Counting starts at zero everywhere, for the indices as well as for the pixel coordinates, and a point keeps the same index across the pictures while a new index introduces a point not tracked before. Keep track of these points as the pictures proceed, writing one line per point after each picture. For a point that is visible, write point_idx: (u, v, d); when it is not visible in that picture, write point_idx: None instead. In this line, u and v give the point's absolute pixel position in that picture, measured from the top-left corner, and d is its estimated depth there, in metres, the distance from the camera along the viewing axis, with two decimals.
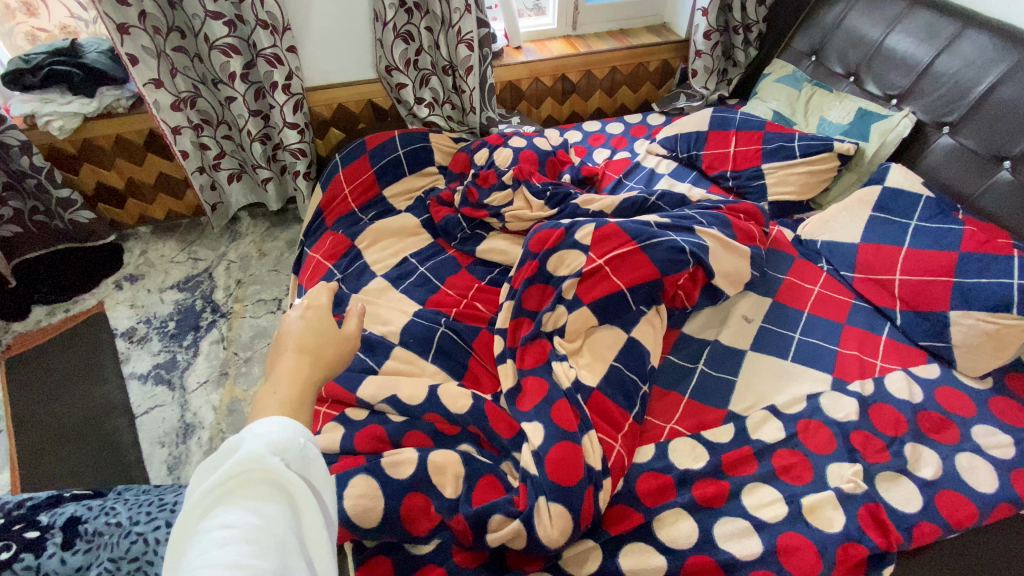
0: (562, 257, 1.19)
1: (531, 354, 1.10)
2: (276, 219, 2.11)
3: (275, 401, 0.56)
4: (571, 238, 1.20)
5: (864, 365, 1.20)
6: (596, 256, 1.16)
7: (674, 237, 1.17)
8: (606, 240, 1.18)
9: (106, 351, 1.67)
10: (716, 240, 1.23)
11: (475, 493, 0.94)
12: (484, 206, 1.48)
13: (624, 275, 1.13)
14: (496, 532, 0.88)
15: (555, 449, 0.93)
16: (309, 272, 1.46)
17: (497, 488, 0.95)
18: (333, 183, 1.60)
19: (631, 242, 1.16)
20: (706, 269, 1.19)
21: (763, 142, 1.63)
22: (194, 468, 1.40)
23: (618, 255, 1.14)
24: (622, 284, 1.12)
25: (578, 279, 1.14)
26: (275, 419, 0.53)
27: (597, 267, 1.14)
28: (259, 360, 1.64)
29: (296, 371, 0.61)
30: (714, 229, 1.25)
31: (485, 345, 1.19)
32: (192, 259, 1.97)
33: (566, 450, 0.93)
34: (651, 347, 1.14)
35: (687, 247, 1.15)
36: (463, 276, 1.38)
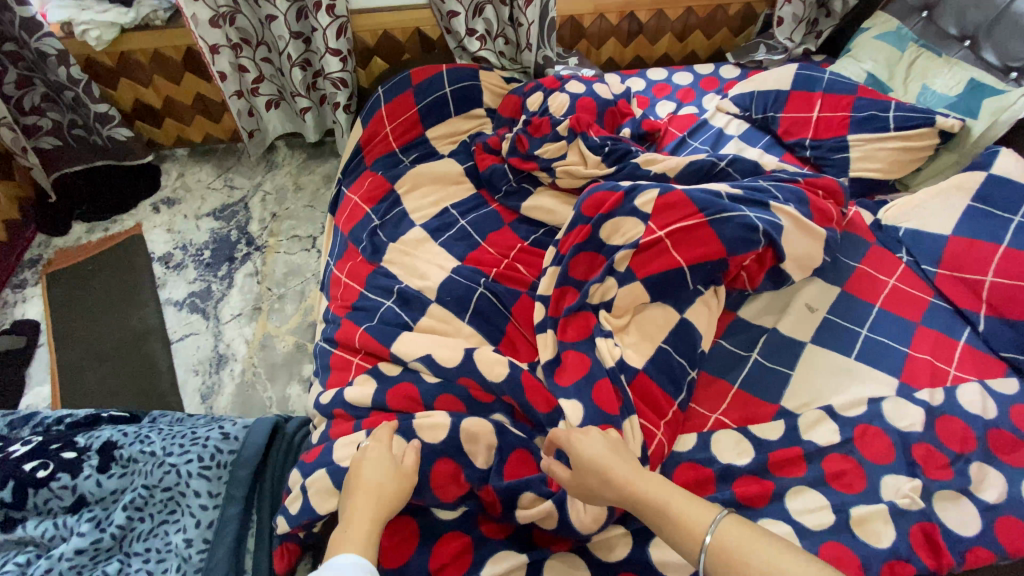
0: (617, 225, 1.09)
1: (574, 326, 1.03)
2: (312, 151, 2.03)
3: (348, 543, 0.70)
4: (630, 204, 1.08)
5: (935, 373, 1.10)
6: (656, 227, 1.05)
7: (747, 212, 1.05)
8: (669, 209, 1.07)
9: (144, 275, 1.69)
10: (791, 219, 1.12)
11: (508, 466, 0.90)
12: (534, 157, 1.36)
13: (686, 250, 1.03)
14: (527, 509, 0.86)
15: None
16: (346, 214, 1.40)
17: (530, 464, 0.91)
18: (375, 119, 1.50)
19: (698, 215, 1.04)
20: (776, 251, 1.08)
21: (853, 109, 1.46)
22: (225, 401, 1.42)
23: (682, 227, 1.03)
24: (682, 260, 1.03)
25: (633, 251, 1.04)
26: (350, 558, 0.67)
27: (656, 240, 1.04)
28: (292, 298, 1.61)
29: (364, 515, 0.74)
30: (789, 207, 1.13)
31: (526, 311, 1.12)
32: (228, 187, 1.93)
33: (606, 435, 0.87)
34: (704, 331, 1.06)
35: (760, 226, 1.04)
36: (505, 234, 1.29)
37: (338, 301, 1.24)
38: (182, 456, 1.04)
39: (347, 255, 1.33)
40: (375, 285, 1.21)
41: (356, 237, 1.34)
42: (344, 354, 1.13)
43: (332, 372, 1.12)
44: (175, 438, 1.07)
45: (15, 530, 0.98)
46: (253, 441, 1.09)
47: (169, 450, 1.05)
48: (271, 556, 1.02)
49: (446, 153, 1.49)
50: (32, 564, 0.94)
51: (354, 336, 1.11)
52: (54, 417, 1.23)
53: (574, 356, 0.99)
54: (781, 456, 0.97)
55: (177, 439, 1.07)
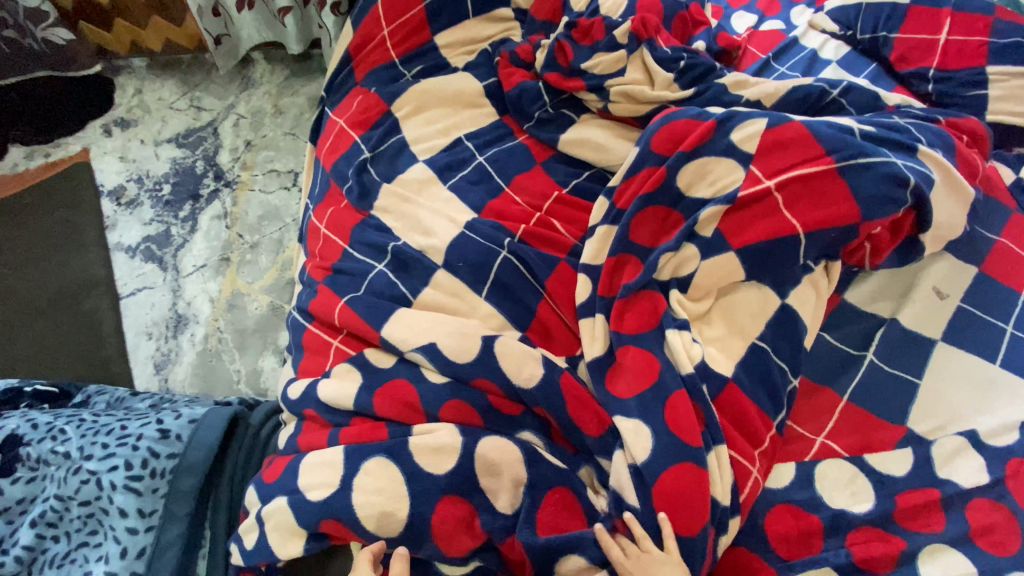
0: (704, 172, 0.78)
1: (636, 311, 0.74)
2: (296, 67, 1.66)
3: None
4: (723, 139, 0.78)
5: None
6: (763, 174, 0.75)
7: (891, 155, 0.75)
8: (783, 147, 0.76)
9: (90, 213, 1.39)
10: (942, 171, 0.81)
11: (542, 517, 0.65)
12: (580, 74, 1.02)
13: (802, 211, 0.73)
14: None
15: (671, 474, 0.63)
16: (330, 141, 1.09)
17: (576, 510, 0.67)
18: (369, 18, 1.15)
19: (826, 158, 0.73)
20: (918, 216, 0.79)
21: (991, 35, 1.11)
22: (183, 373, 1.16)
23: (800, 177, 0.73)
24: (797, 225, 0.72)
25: (727, 207, 0.74)
26: None
27: (763, 193, 0.74)
28: (267, 249, 1.32)
29: None
30: (939, 154, 0.81)
31: (565, 286, 0.82)
32: (194, 107, 1.59)
33: (688, 479, 0.63)
34: (811, 325, 0.76)
35: (911, 178, 0.73)
36: (537, 178, 0.98)
37: (317, 260, 0.96)
38: (104, 461, 0.79)
39: (330, 198, 1.03)
40: (363, 241, 0.92)
41: (340, 174, 1.03)
42: (319, 332, 0.86)
43: (306, 355, 0.85)
44: (98, 435, 0.82)
45: None
46: (203, 442, 0.83)
47: (88, 452, 0.80)
48: None
49: (460, 65, 1.14)
50: None
51: (334, 309, 0.83)
52: None
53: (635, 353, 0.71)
54: (907, 503, 0.71)
55: (100, 436, 0.82)
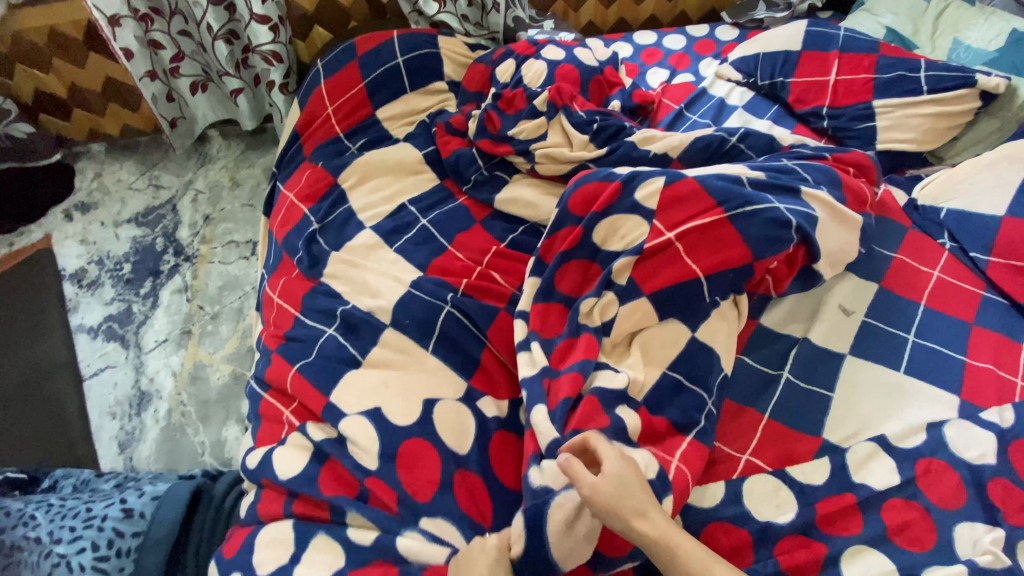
0: (615, 227, 0.88)
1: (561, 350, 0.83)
2: (251, 141, 1.74)
3: None
4: (629, 198, 0.88)
5: (1003, 386, 0.90)
6: (664, 228, 0.85)
7: (774, 200, 0.85)
8: (679, 201, 0.87)
9: (52, 296, 1.42)
10: (826, 208, 0.91)
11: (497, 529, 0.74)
12: (508, 139, 1.13)
13: (702, 257, 0.84)
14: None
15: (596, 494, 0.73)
16: (282, 215, 1.16)
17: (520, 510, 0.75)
18: (314, 99, 1.25)
19: (716, 210, 0.84)
20: (810, 250, 0.89)
21: (876, 70, 1.25)
22: (149, 450, 1.18)
23: (697, 228, 0.84)
24: (698, 270, 0.83)
25: (636, 258, 0.84)
26: None
27: (666, 243, 0.84)
28: (228, 318, 1.36)
29: None
30: (821, 192, 0.92)
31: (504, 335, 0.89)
32: (154, 186, 1.65)
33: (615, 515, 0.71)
34: (725, 355, 0.84)
35: (793, 220, 0.83)
36: (476, 234, 1.06)
37: (271, 328, 1.01)
38: (72, 545, 0.81)
39: (283, 268, 1.09)
40: (314, 308, 0.97)
41: (291, 246, 1.10)
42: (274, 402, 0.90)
43: (264, 423, 0.89)
44: (65, 519, 0.84)
45: None
46: (167, 516, 0.86)
47: (56, 537, 0.82)
48: None
49: (401, 136, 1.24)
50: None
51: (288, 377, 0.89)
52: None
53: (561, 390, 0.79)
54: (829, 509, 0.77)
55: (67, 518, 0.84)
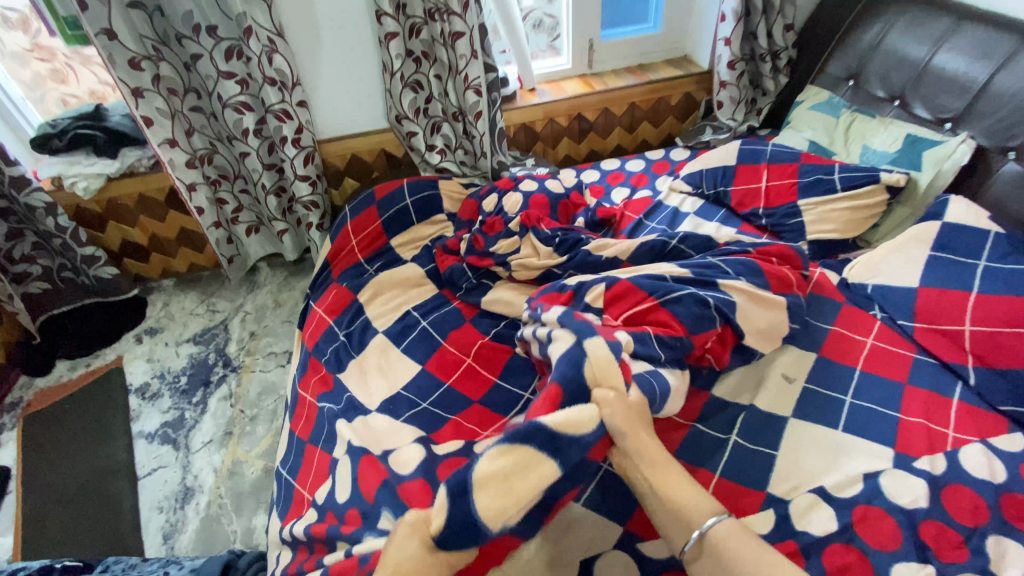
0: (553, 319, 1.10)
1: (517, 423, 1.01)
2: (293, 268, 2.09)
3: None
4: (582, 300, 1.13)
5: (933, 437, 1.02)
6: (613, 318, 1.08)
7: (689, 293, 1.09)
8: (621, 298, 1.11)
9: (119, 408, 1.67)
10: (743, 293, 1.11)
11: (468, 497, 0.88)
12: (490, 254, 1.39)
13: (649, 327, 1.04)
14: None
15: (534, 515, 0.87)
16: (312, 328, 1.41)
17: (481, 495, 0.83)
18: (341, 234, 1.56)
19: (648, 299, 1.08)
20: (734, 329, 1.08)
21: (798, 175, 1.50)
22: (188, 540, 1.32)
23: (637, 313, 1.07)
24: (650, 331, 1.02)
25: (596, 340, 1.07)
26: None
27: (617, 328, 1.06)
28: (264, 419, 1.58)
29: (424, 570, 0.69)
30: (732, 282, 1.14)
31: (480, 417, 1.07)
32: (210, 311, 1.97)
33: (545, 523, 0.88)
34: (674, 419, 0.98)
35: (711, 300, 1.06)
36: (466, 331, 1.28)
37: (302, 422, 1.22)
38: None
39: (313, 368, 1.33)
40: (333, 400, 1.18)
41: (319, 349, 1.34)
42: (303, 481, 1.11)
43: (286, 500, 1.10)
44: None
45: None
46: None
47: None
48: None
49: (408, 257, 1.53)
50: None
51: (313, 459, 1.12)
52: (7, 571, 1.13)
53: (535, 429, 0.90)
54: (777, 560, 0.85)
55: None
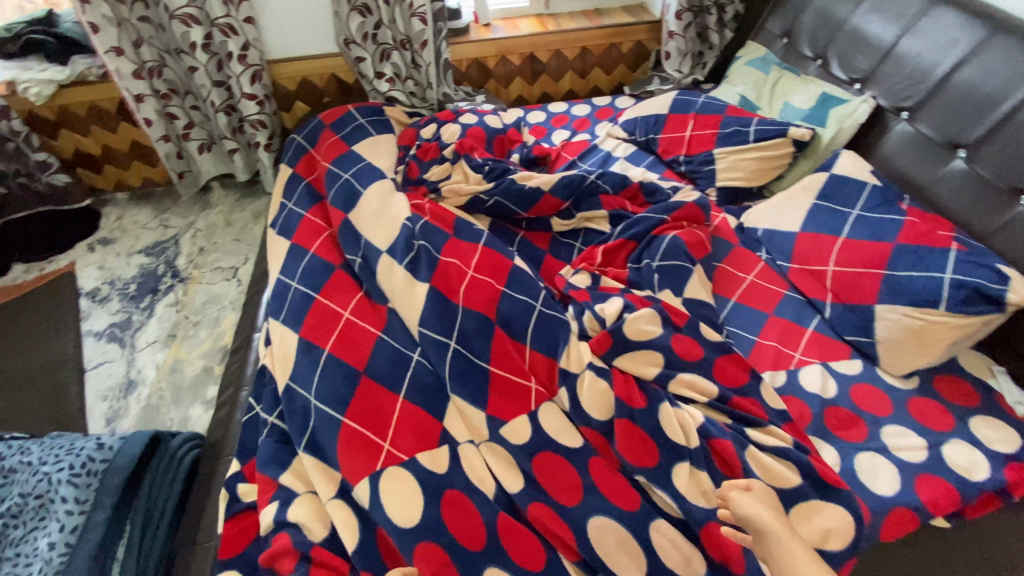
0: (634, 318, 1.02)
1: (640, 454, 0.90)
2: (246, 190, 2.15)
3: None
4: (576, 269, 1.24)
5: (780, 357, 1.17)
6: (596, 260, 1.25)
7: (651, 273, 1.19)
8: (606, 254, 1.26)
9: (69, 309, 1.76)
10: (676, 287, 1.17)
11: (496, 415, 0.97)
12: (424, 181, 1.47)
13: (619, 262, 1.26)
14: (302, 506, 0.89)
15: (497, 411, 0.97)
16: (322, 241, 1.30)
17: (552, 514, 0.86)
18: (308, 158, 1.54)
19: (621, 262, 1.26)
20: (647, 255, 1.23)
21: (719, 126, 1.58)
22: (128, 423, 1.46)
23: (611, 250, 1.26)
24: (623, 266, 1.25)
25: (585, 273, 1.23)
26: None
27: (599, 263, 1.25)
28: (206, 325, 1.68)
29: None
30: (661, 248, 1.21)
31: (603, 472, 0.90)
32: (163, 225, 2.03)
33: (545, 463, 0.91)
34: (595, 385, 0.96)
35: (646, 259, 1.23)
36: (463, 246, 1.21)
37: (347, 318, 1.12)
38: (55, 464, 1.06)
39: (317, 317, 1.12)
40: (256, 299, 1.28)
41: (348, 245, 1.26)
42: (355, 424, 0.95)
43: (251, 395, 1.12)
44: (54, 448, 1.10)
45: None
46: (130, 451, 1.11)
47: (44, 459, 1.07)
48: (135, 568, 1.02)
49: (382, 244, 1.23)
50: None
51: (365, 405, 0.98)
52: None
53: (648, 459, 0.90)
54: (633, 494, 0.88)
55: (55, 449, 1.10)
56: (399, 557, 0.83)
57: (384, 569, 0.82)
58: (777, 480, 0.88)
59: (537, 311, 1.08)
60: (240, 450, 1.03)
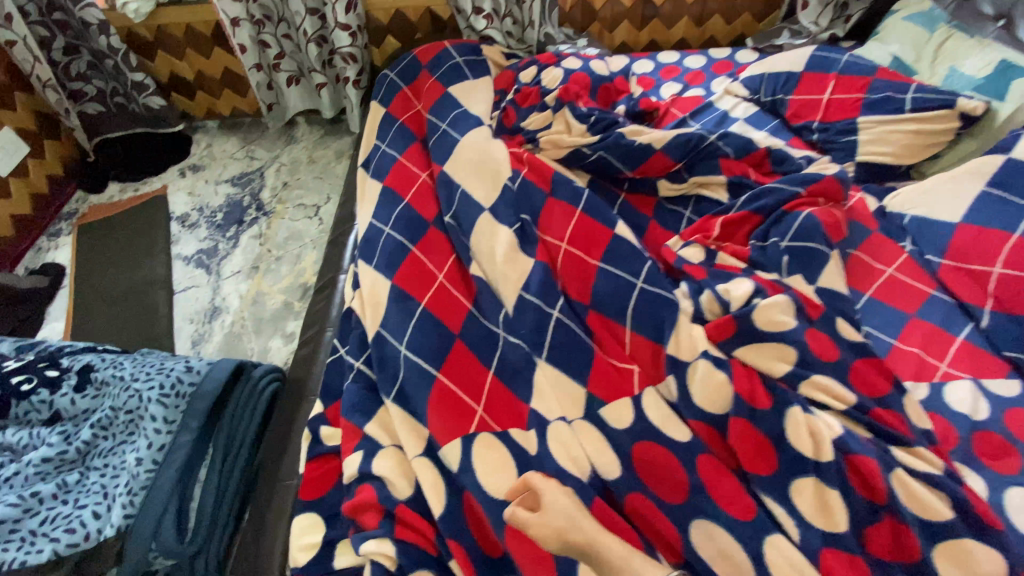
0: (766, 305, 0.89)
1: (758, 459, 0.80)
2: (330, 128, 2.10)
3: None
4: (687, 241, 1.11)
5: (923, 367, 1.01)
6: (711, 234, 1.11)
7: (779, 254, 1.05)
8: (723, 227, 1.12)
9: (161, 230, 1.81)
10: (805, 274, 1.03)
11: (603, 392, 0.88)
12: (520, 130, 1.35)
13: (737, 238, 1.12)
14: (387, 460, 0.86)
15: (595, 385, 0.89)
16: (417, 192, 1.23)
17: (653, 508, 0.78)
18: (401, 99, 1.45)
19: (740, 239, 1.12)
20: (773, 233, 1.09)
21: (867, 90, 1.36)
22: (211, 348, 1.50)
23: (729, 224, 1.12)
24: (742, 244, 1.11)
25: (698, 246, 1.09)
26: None
27: (714, 237, 1.11)
28: (288, 261, 1.68)
29: None
30: (795, 225, 1.06)
31: (713, 472, 0.80)
32: (249, 157, 2.03)
33: (648, 453, 0.81)
34: (709, 378, 0.85)
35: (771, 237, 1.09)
36: (561, 210, 1.12)
37: (442, 280, 1.07)
38: (147, 382, 1.06)
39: (412, 270, 1.07)
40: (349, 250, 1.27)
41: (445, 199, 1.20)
42: (449, 382, 0.92)
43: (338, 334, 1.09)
44: (144, 366, 1.10)
45: None
46: (216, 378, 1.10)
47: (136, 376, 1.07)
48: (215, 493, 1.04)
49: (484, 202, 1.16)
50: (2, 467, 1.00)
51: (458, 368, 0.94)
52: (45, 343, 1.24)
53: (763, 466, 0.79)
54: (748, 499, 0.77)
55: (146, 367, 1.09)
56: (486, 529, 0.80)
57: (470, 539, 0.78)
58: (926, 510, 0.75)
59: (640, 288, 0.98)
60: (324, 392, 1.00)
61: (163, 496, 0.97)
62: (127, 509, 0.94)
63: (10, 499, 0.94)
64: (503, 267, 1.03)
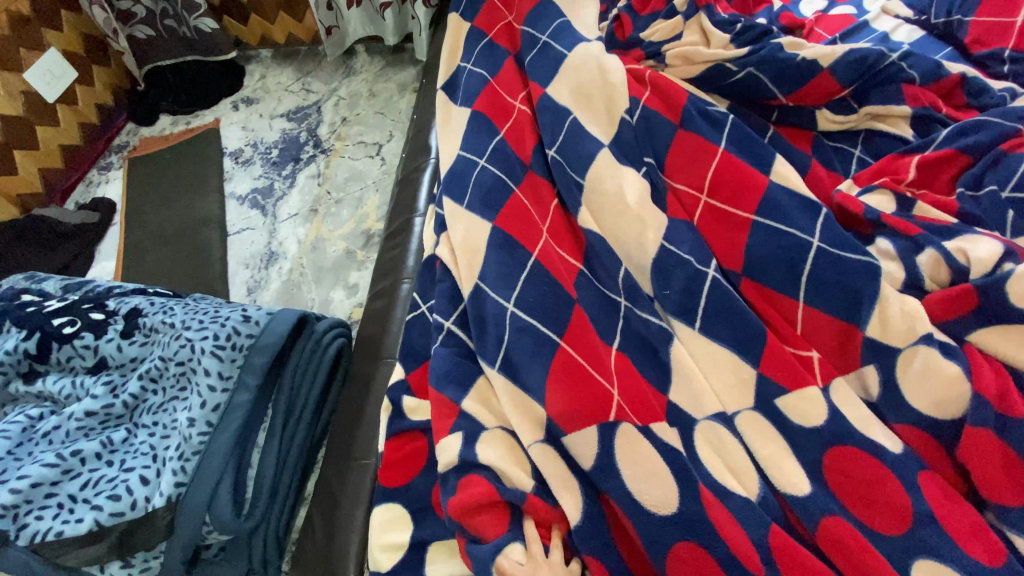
0: None
1: (1001, 484, 0.58)
2: (392, 58, 1.86)
3: None
4: (872, 187, 0.87)
5: None
6: (904, 179, 0.86)
7: (1001, 206, 0.79)
8: (919, 171, 0.87)
9: (213, 167, 1.66)
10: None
11: (781, 379, 0.68)
12: (638, 44, 1.10)
13: (937, 186, 0.87)
14: (492, 446, 0.69)
15: (775, 373, 0.69)
16: (510, 125, 1.00)
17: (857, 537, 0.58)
18: (488, 9, 1.18)
19: (942, 187, 0.86)
20: (990, 180, 0.82)
21: None
22: (268, 296, 1.36)
23: (929, 165, 0.86)
24: (944, 194, 0.86)
25: (886, 194, 0.85)
26: None
27: (908, 183, 0.86)
28: (349, 204, 1.50)
29: None
30: (1021, 169, 0.79)
31: (939, 495, 0.59)
32: (305, 89, 1.84)
33: (846, 463, 0.62)
34: (934, 372, 0.64)
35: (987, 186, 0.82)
36: (690, 146, 0.87)
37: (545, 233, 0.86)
38: (199, 332, 0.91)
39: (515, 216, 0.86)
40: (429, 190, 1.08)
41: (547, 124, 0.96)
42: (574, 353, 0.72)
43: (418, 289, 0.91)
44: (196, 313, 0.95)
45: (36, 383, 0.94)
46: (276, 331, 0.94)
47: (187, 324, 0.92)
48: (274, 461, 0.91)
49: (602, 137, 0.92)
50: (45, 419, 0.89)
51: (579, 341, 0.73)
52: (92, 281, 1.11)
53: (1012, 495, 0.58)
54: (995, 537, 0.56)
55: (198, 314, 0.94)
56: (632, 541, 0.65)
57: (609, 558, 0.63)
58: None
59: (817, 249, 0.74)
60: (406, 354, 0.83)
61: (218, 464, 0.83)
62: (178, 477, 0.81)
63: (50, 457, 0.82)
64: (633, 212, 0.82)
